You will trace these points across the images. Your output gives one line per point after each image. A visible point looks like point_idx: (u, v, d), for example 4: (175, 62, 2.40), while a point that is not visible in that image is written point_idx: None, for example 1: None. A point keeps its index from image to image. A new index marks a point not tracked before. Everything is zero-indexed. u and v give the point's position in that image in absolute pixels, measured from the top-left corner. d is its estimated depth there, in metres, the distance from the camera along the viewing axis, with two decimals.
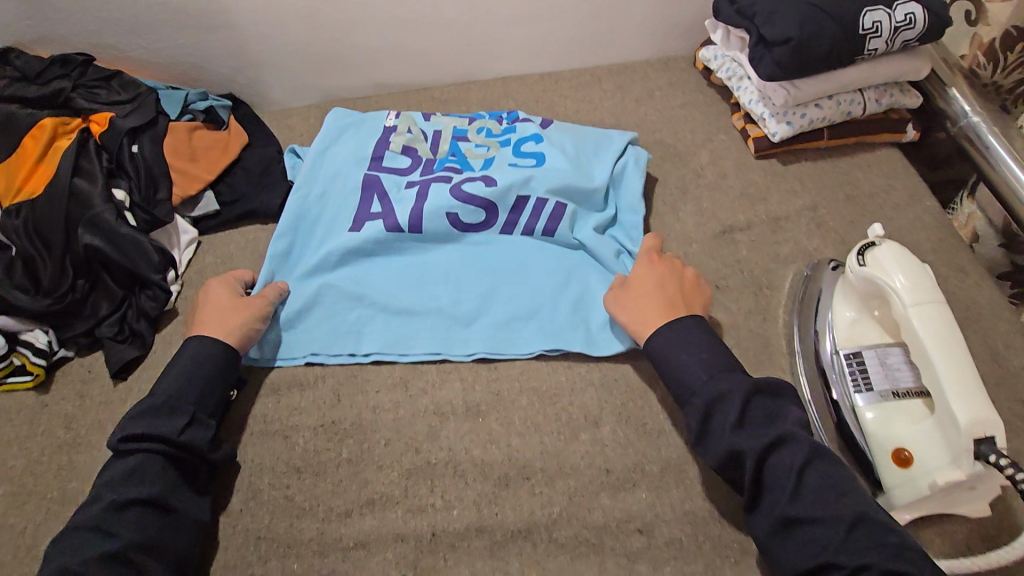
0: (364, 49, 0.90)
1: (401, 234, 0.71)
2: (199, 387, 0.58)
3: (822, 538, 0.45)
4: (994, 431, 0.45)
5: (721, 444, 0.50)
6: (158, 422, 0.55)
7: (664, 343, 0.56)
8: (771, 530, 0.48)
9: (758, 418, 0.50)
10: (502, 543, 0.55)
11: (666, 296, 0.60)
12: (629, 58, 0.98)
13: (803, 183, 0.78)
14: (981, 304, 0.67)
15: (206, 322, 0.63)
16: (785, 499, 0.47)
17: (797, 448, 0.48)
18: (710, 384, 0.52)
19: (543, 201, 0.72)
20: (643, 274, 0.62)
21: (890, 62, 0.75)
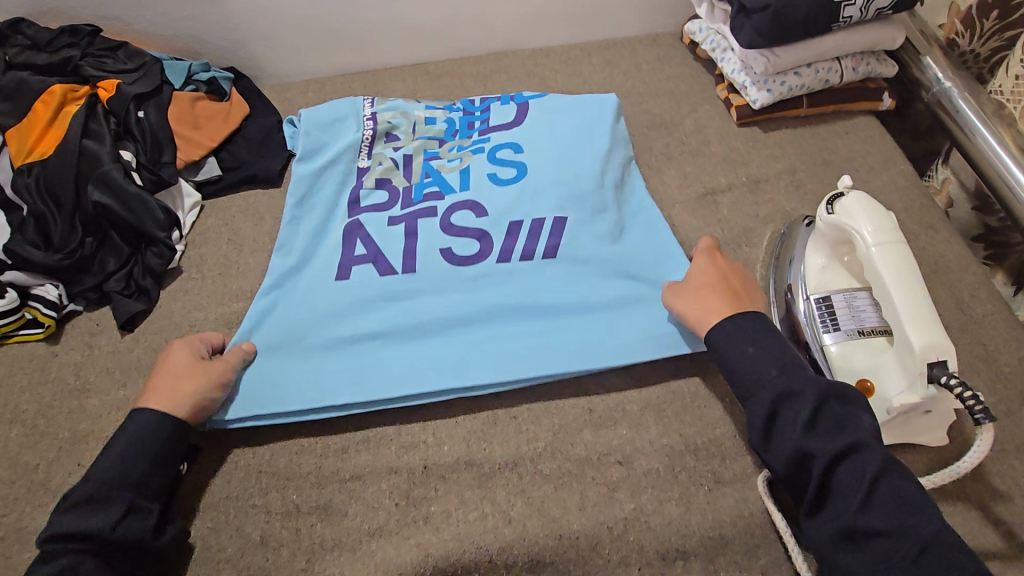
0: (360, 23, 0.93)
1: (393, 274, 0.70)
2: (140, 468, 0.54)
3: (891, 555, 0.43)
4: (946, 356, 0.49)
5: (788, 441, 0.47)
6: (87, 517, 0.51)
7: (729, 330, 0.54)
8: (831, 537, 0.46)
9: (829, 423, 0.48)
10: (489, 475, 0.58)
11: (730, 290, 0.59)
12: (618, 35, 1.01)
13: (783, 149, 0.81)
14: (950, 258, 0.68)
15: (157, 390, 0.59)
16: (854, 508, 0.45)
17: (869, 457, 0.46)
18: (781, 379, 0.50)
19: (540, 222, 0.72)
20: (702, 272, 0.61)
21: (865, 31, 0.78)
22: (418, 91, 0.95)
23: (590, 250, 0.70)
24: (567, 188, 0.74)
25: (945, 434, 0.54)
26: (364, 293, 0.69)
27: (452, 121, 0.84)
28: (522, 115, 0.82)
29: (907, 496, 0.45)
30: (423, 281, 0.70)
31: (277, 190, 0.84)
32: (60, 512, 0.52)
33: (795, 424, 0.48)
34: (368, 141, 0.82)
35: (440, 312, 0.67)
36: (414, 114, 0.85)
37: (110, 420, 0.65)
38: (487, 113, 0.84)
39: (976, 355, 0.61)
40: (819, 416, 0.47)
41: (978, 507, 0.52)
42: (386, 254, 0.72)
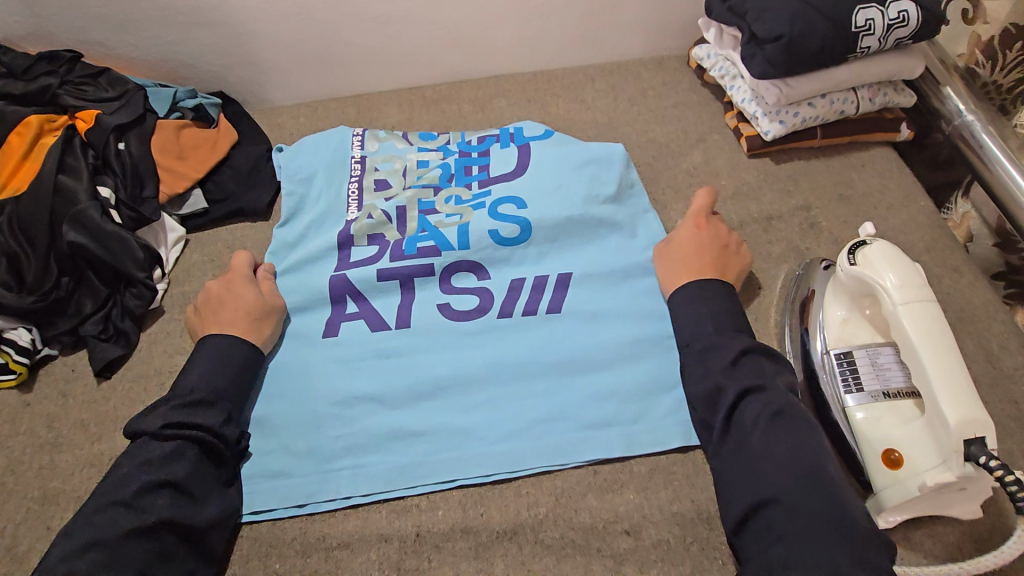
0: (356, 48, 0.89)
1: (389, 337, 0.67)
2: (234, 384, 0.60)
3: (767, 477, 0.47)
4: (984, 432, 0.45)
5: (710, 376, 0.53)
6: (192, 413, 0.56)
7: (683, 295, 0.60)
8: (732, 464, 0.50)
9: (750, 368, 0.53)
10: (487, 545, 0.54)
11: (702, 260, 0.63)
12: (622, 57, 0.96)
13: (796, 183, 0.77)
14: (976, 304, 0.64)
15: (219, 322, 0.64)
16: (754, 433, 0.49)
17: (774, 395, 0.51)
18: (715, 337, 0.56)
19: (540, 282, 0.70)
20: (686, 240, 0.65)
21: (882, 61, 0.74)
22: (413, 118, 0.91)
23: (594, 307, 0.67)
24: (572, 246, 0.72)
25: (979, 507, 0.50)
26: (357, 359, 0.66)
27: (447, 165, 0.80)
28: (524, 163, 0.78)
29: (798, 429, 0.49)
30: (420, 346, 0.66)
31: (265, 224, 0.80)
32: (159, 413, 0.55)
33: (722, 359, 0.54)
34: (355, 194, 0.78)
35: (439, 382, 0.63)
36: (406, 157, 0.81)
37: (82, 478, 0.61)
38: (486, 158, 0.80)
39: (1009, 415, 0.56)
40: (739, 357, 0.53)
41: None
42: (382, 314, 0.69)
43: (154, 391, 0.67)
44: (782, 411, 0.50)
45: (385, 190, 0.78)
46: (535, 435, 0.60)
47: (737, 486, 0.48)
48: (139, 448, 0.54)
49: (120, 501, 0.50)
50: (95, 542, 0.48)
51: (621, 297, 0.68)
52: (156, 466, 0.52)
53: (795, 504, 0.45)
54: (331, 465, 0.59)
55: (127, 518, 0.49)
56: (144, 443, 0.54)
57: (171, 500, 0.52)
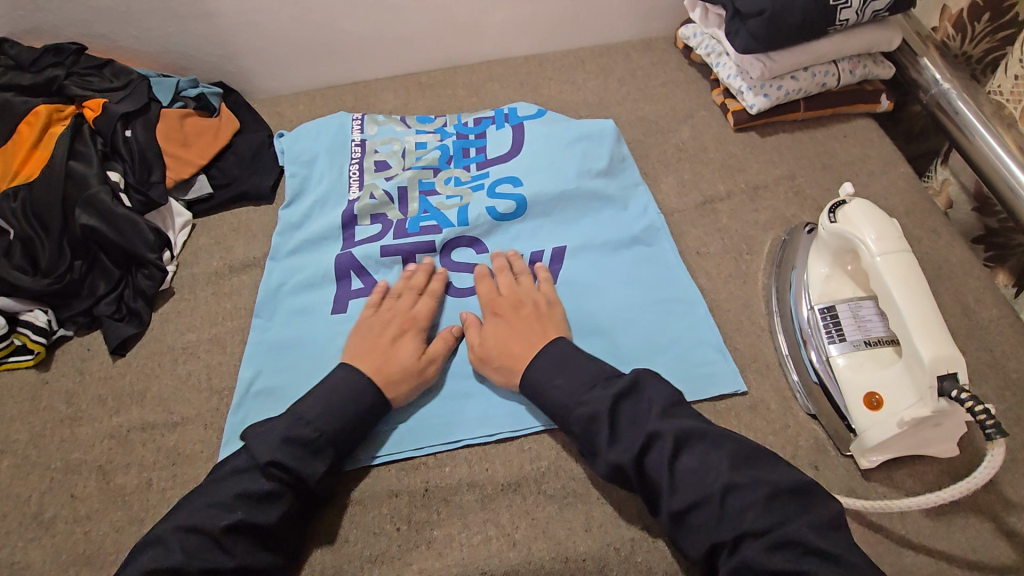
0: (352, 35, 0.91)
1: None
2: (345, 431, 0.57)
3: (706, 521, 0.47)
4: (957, 368, 0.48)
5: (603, 463, 0.51)
6: (301, 458, 0.54)
7: (544, 372, 0.57)
8: (668, 524, 0.49)
9: (626, 425, 0.52)
10: (492, 496, 0.57)
11: (524, 334, 0.61)
12: (611, 40, 0.99)
13: (781, 154, 0.80)
14: (953, 261, 0.67)
15: (368, 361, 0.61)
16: (667, 494, 0.48)
17: (662, 446, 0.49)
18: (579, 407, 0.54)
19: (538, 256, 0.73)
20: (493, 328, 0.63)
21: (860, 34, 0.77)
22: (410, 103, 0.93)
23: (590, 276, 0.70)
24: (567, 222, 0.75)
25: (956, 445, 0.53)
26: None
27: (446, 147, 0.82)
28: (518, 142, 0.80)
29: (699, 457, 0.49)
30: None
31: (269, 207, 0.83)
32: (275, 440, 0.54)
33: (601, 440, 0.52)
34: (356, 175, 0.81)
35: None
36: (406, 140, 0.84)
37: (101, 449, 0.64)
38: (482, 139, 0.82)
39: (982, 362, 0.60)
40: (612, 430, 0.52)
41: (991, 520, 0.51)
42: None
43: (168, 366, 0.70)
44: (675, 456, 0.49)
45: (385, 171, 0.81)
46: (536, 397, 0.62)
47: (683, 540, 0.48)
48: (240, 476, 0.53)
49: (210, 533, 0.49)
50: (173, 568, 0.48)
51: (615, 265, 0.71)
52: (252, 504, 0.51)
53: (740, 535, 0.46)
54: None
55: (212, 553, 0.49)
56: (248, 474, 0.53)
57: (253, 541, 0.51)
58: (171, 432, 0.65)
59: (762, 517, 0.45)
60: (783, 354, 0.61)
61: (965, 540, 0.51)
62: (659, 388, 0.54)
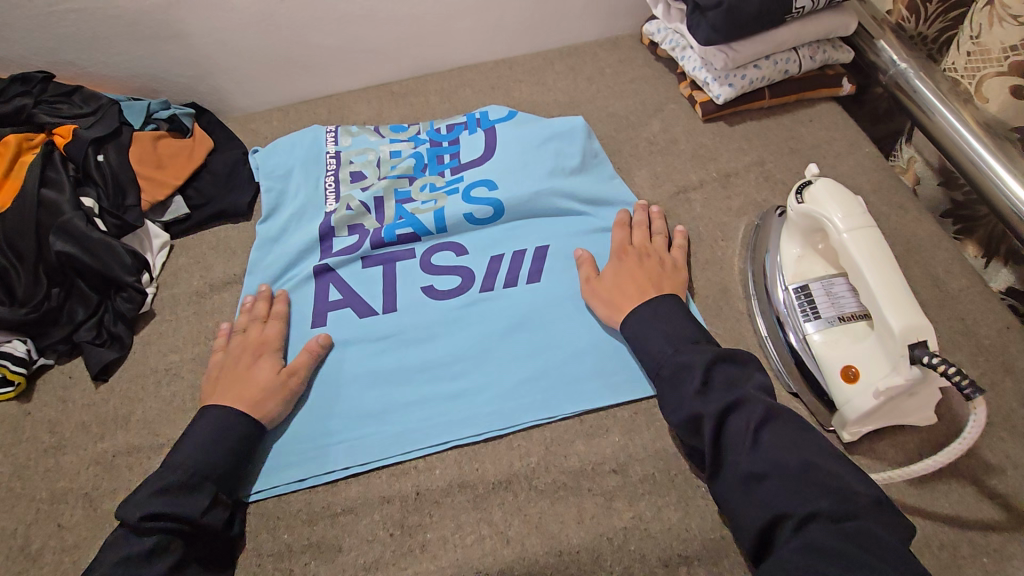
0: (321, 49, 0.92)
1: (375, 319, 0.71)
2: (222, 462, 0.56)
3: (778, 493, 0.46)
4: (926, 336, 0.49)
5: (683, 407, 0.52)
6: (180, 500, 0.53)
7: (642, 321, 0.60)
8: (733, 487, 0.49)
9: (720, 383, 0.52)
10: (484, 496, 0.58)
11: (638, 281, 0.64)
12: (578, 40, 1.01)
13: (749, 141, 0.82)
14: (922, 235, 0.69)
15: (227, 392, 0.61)
16: (744, 456, 0.48)
17: (753, 408, 0.50)
18: (675, 355, 0.55)
19: (519, 257, 0.74)
20: (615, 272, 0.66)
21: (817, 20, 0.79)
22: (383, 112, 0.94)
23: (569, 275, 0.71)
24: (542, 221, 0.76)
25: (933, 413, 0.54)
26: (345, 342, 0.69)
27: (419, 154, 0.83)
28: (491, 145, 0.81)
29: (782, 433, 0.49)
30: (406, 324, 0.70)
31: (248, 224, 0.83)
32: (152, 490, 0.53)
33: (692, 385, 0.52)
34: (332, 186, 0.81)
35: (426, 362, 0.67)
36: (380, 149, 0.84)
37: (87, 476, 0.63)
38: (455, 145, 0.83)
39: (955, 330, 0.61)
40: (710, 378, 0.52)
41: (974, 484, 0.52)
42: (365, 297, 0.73)
43: (152, 388, 0.69)
44: (765, 420, 0.49)
45: (360, 181, 0.82)
46: (521, 395, 0.63)
47: (743, 506, 0.47)
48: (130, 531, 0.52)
49: None
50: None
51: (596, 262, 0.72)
52: (137, 565, 0.50)
53: (810, 513, 0.44)
54: (329, 441, 0.62)
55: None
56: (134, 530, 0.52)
57: None
58: (158, 454, 0.64)
59: (837, 502, 0.44)
60: (762, 335, 0.63)
61: (950, 506, 0.52)
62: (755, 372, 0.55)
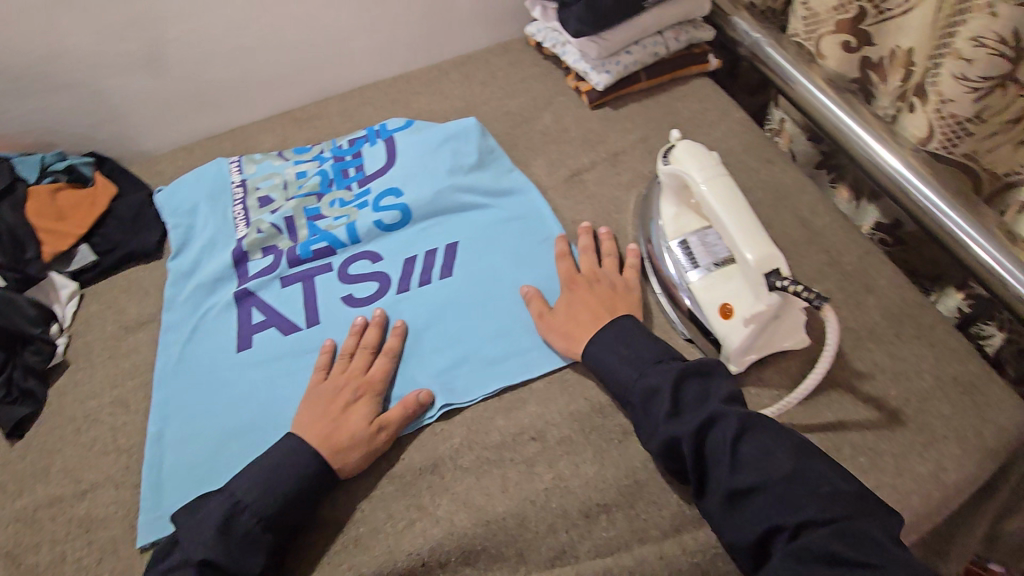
0: (217, 84, 0.94)
1: (299, 335, 0.72)
2: (288, 510, 0.55)
3: (763, 506, 0.47)
4: (778, 263, 0.54)
5: (658, 434, 0.53)
6: (235, 555, 0.52)
7: (602, 348, 0.61)
8: (717, 505, 0.49)
9: (691, 401, 0.54)
10: (412, 483, 0.59)
11: (591, 307, 0.65)
12: (471, 49, 1.06)
13: (633, 121, 0.88)
14: (790, 183, 0.76)
15: (318, 427, 0.59)
16: (725, 472, 0.49)
17: (726, 422, 0.50)
18: (642, 380, 0.56)
19: (432, 256, 0.76)
20: (566, 302, 0.66)
21: (674, 6, 0.85)
22: (288, 138, 0.96)
23: (481, 265, 0.75)
24: (450, 219, 0.79)
25: (807, 335, 0.60)
26: (272, 360, 0.70)
27: (324, 171, 0.85)
28: (392, 154, 0.84)
29: (765, 442, 0.49)
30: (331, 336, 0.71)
31: (159, 262, 0.83)
32: (209, 532, 0.53)
33: (660, 412, 0.53)
34: (242, 214, 0.82)
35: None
36: (285, 172, 0.86)
37: (9, 533, 0.62)
38: (358, 158, 0.86)
39: (823, 263, 0.67)
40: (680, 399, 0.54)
41: (850, 392, 0.57)
42: (287, 315, 0.74)
43: (70, 437, 0.68)
44: (740, 432, 0.49)
45: (269, 204, 0.83)
46: (446, 381, 0.65)
47: (733, 525, 0.48)
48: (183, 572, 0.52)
49: None
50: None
51: (506, 249, 0.76)
52: None
53: (800, 522, 0.45)
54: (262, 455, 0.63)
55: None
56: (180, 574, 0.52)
57: None
58: (82, 500, 0.64)
59: (824, 507, 0.45)
60: (657, 293, 0.68)
61: (830, 416, 0.56)
62: (724, 382, 0.55)
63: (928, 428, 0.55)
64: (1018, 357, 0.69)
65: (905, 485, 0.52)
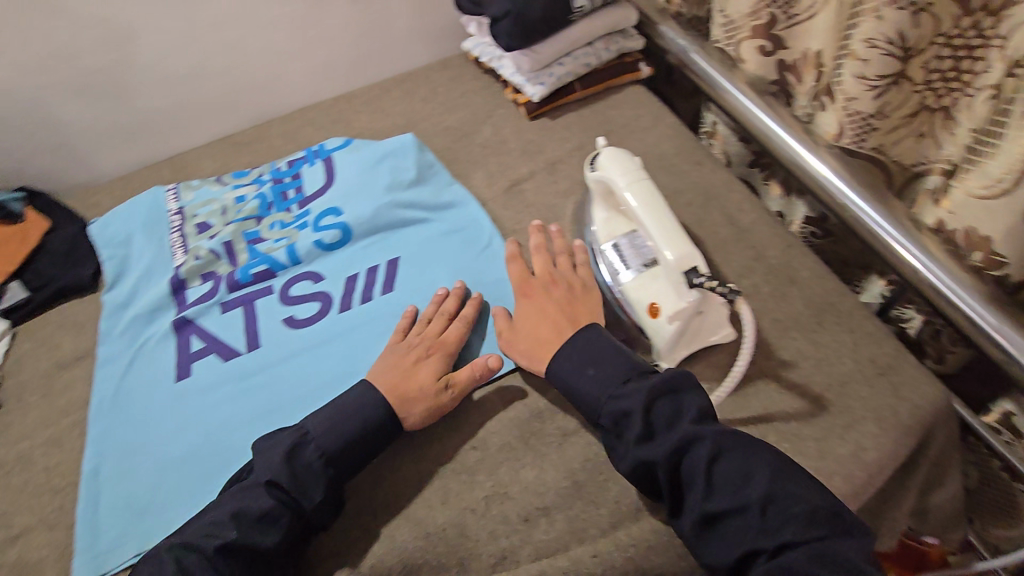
0: (153, 112, 0.93)
1: (239, 360, 0.71)
2: (352, 450, 0.57)
3: (741, 528, 0.47)
4: (695, 261, 0.56)
5: (629, 459, 0.51)
6: (301, 483, 0.54)
7: (565, 366, 0.59)
8: (694, 528, 0.48)
9: (661, 422, 0.52)
10: (354, 501, 0.59)
11: (550, 318, 0.63)
12: (411, 66, 1.07)
13: (569, 130, 0.90)
14: (718, 182, 0.78)
15: (390, 383, 0.61)
16: (701, 496, 0.48)
17: (701, 446, 0.49)
18: (610, 403, 0.54)
19: (374, 272, 0.77)
20: (525, 315, 0.64)
21: (601, 17, 0.88)
22: (228, 163, 0.94)
23: (422, 279, 0.75)
24: (391, 235, 0.80)
25: (733, 328, 0.62)
26: (212, 388, 0.69)
27: (264, 194, 0.85)
28: (331, 174, 0.84)
29: (740, 464, 0.48)
30: (273, 359, 0.71)
31: (95, 295, 0.81)
32: (277, 457, 0.55)
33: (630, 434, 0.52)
34: (179, 241, 0.81)
35: (299, 395, 0.67)
36: (223, 198, 0.85)
37: None
38: (298, 179, 0.86)
39: (749, 258, 0.69)
40: (652, 420, 0.52)
41: (775, 381, 0.60)
42: (226, 341, 0.73)
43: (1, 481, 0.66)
44: (715, 455, 0.49)
45: (207, 229, 0.82)
46: None
47: (712, 547, 0.48)
48: (253, 489, 0.54)
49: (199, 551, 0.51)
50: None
51: (448, 262, 0.76)
52: (250, 525, 0.52)
53: (779, 543, 0.45)
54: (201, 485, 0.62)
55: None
56: (252, 492, 0.54)
57: (247, 562, 0.51)
58: (13, 546, 0.62)
59: (801, 528, 0.45)
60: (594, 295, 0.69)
61: (757, 405, 0.58)
62: (691, 399, 0.53)
63: (847, 410, 0.57)
64: (935, 337, 0.71)
65: (827, 467, 0.54)
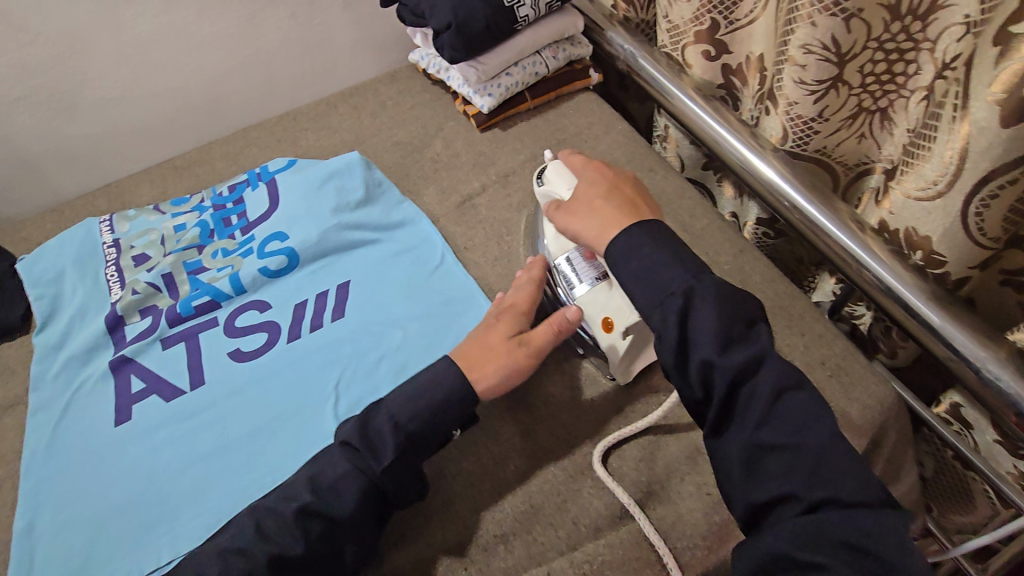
0: (84, 138, 0.88)
1: (183, 399, 0.68)
2: (421, 418, 0.56)
3: (787, 469, 0.44)
4: None
5: (696, 359, 0.46)
6: (371, 445, 0.55)
7: (630, 246, 0.53)
8: (735, 451, 0.45)
9: (738, 333, 0.47)
10: None
11: (618, 201, 0.58)
12: (358, 79, 1.04)
13: (521, 141, 0.89)
14: (670, 189, 0.78)
15: (466, 351, 0.61)
16: (754, 425, 0.45)
17: (771, 373, 0.45)
18: (686, 288, 0.49)
19: (324, 297, 0.74)
20: (585, 196, 0.59)
21: (547, 24, 0.86)
22: (168, 189, 0.90)
23: (373, 301, 0.73)
24: (341, 258, 0.77)
25: None
26: (151, 431, 0.66)
27: (204, 221, 0.81)
28: (275, 196, 0.81)
29: (806, 410, 0.45)
30: (217, 396, 0.67)
31: (25, 337, 0.77)
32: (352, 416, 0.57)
33: (706, 333, 0.46)
34: (116, 275, 0.77)
35: (247, 431, 0.65)
36: (162, 226, 0.81)
37: None
38: (241, 204, 0.82)
39: None
40: (729, 328, 0.46)
41: None
42: (169, 379, 0.69)
43: None
44: (781, 392, 0.45)
45: (145, 261, 0.78)
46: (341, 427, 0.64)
47: (745, 479, 0.45)
48: (329, 456, 0.55)
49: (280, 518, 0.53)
50: (238, 552, 0.52)
51: (400, 283, 0.75)
52: (316, 495, 0.53)
53: (824, 498, 0.42)
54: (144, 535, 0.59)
55: (258, 549, 0.51)
56: (328, 458, 0.56)
57: (321, 535, 0.53)
58: None
59: (855, 489, 0.42)
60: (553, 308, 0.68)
61: None
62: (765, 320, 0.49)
63: None
64: (886, 333, 0.71)
65: None
